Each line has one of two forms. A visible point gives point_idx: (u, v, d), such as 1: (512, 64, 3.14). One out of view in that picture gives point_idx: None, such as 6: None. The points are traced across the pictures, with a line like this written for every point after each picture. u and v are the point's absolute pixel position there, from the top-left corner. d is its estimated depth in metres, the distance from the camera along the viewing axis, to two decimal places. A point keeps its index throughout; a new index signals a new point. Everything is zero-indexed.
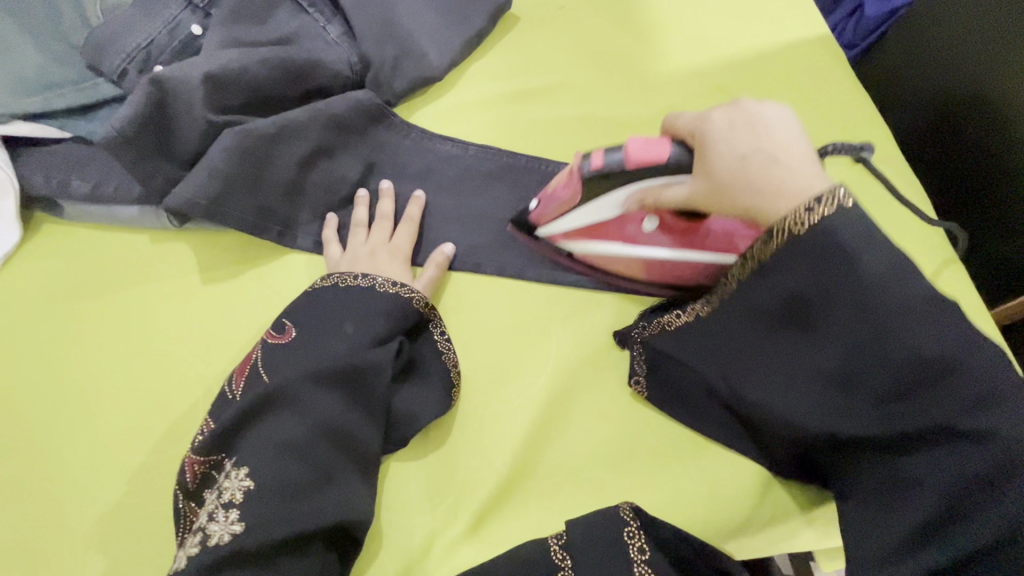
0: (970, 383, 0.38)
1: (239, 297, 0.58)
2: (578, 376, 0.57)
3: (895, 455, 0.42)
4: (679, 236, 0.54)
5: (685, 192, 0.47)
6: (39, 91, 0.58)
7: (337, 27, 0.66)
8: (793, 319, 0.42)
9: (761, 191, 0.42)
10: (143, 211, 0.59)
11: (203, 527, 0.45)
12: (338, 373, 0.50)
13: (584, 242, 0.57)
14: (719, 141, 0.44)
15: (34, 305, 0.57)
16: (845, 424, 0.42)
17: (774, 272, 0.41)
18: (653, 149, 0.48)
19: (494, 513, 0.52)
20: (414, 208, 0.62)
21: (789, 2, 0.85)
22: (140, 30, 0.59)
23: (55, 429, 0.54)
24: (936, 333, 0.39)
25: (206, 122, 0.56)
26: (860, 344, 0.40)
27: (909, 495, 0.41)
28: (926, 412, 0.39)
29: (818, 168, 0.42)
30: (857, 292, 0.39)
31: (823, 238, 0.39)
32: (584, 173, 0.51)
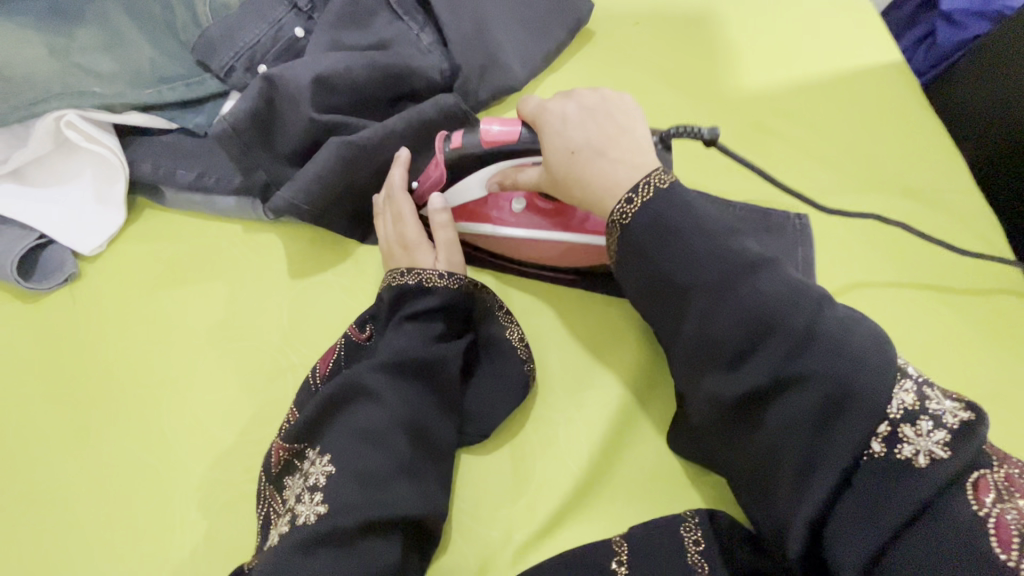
0: (792, 319, 0.42)
1: (325, 287, 0.61)
2: (649, 383, 0.58)
3: (760, 414, 0.44)
4: (552, 217, 0.59)
5: (536, 177, 0.54)
6: (154, 84, 0.61)
7: (431, 35, 0.68)
8: (662, 292, 0.47)
9: (589, 180, 0.50)
10: (239, 202, 0.61)
11: (292, 507, 0.48)
12: (414, 366, 0.52)
13: (461, 223, 0.62)
14: (551, 131, 0.52)
15: (133, 284, 0.60)
16: (716, 388, 0.45)
17: (638, 249, 0.47)
18: (504, 135, 0.54)
19: (569, 513, 0.53)
20: (396, 172, 0.59)
21: (863, 27, 0.86)
22: (248, 30, 0.62)
23: (147, 403, 0.56)
24: (757, 282, 0.44)
25: (308, 121, 0.58)
26: (709, 300, 0.44)
27: (786, 448, 0.43)
28: (764, 358, 0.43)
29: (638, 156, 0.50)
30: (688, 255, 0.45)
31: (654, 214, 0.46)
32: (447, 155, 0.57)
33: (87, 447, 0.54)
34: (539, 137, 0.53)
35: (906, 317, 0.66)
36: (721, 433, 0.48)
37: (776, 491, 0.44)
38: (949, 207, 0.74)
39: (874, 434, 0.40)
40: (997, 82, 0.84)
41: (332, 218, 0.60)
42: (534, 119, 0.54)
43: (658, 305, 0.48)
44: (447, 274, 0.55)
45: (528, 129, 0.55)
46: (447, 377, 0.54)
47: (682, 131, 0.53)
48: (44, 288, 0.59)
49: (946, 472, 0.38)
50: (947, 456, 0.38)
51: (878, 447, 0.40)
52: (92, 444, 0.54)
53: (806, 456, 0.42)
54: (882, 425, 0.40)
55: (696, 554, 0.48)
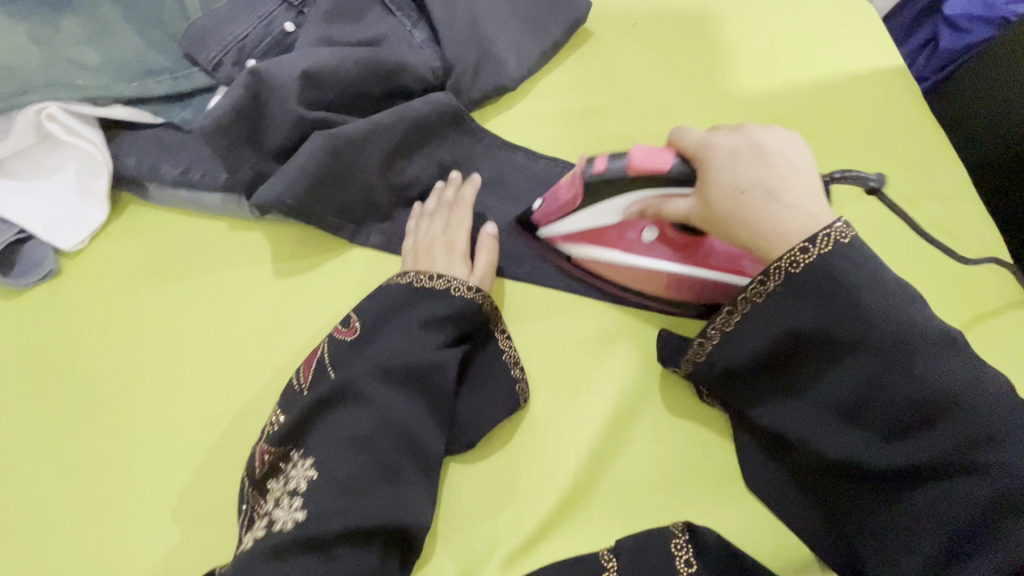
0: (943, 404, 0.43)
1: (311, 287, 0.59)
2: (640, 392, 0.56)
3: (905, 488, 0.45)
4: (681, 251, 0.57)
5: (686, 208, 0.50)
6: (138, 77, 0.60)
7: (423, 32, 0.67)
8: (792, 352, 0.47)
9: (760, 226, 0.47)
10: (225, 198, 0.60)
11: (269, 512, 0.47)
12: (408, 372, 0.52)
13: (586, 247, 0.59)
14: (721, 169, 0.48)
15: (115, 281, 0.58)
16: (862, 455, 0.46)
17: (793, 302, 0.45)
18: (654, 160, 0.50)
19: (555, 524, 0.51)
20: (467, 190, 0.61)
21: (866, 31, 0.84)
22: (237, 24, 0.61)
23: (126, 404, 0.54)
24: (960, 365, 0.43)
25: (297, 117, 0.57)
26: (862, 370, 0.45)
27: (942, 534, 0.43)
28: (948, 438, 0.43)
29: (807, 205, 0.47)
30: (839, 315, 0.44)
31: (832, 272, 0.44)
32: (586, 178, 0.52)
33: (64, 448, 0.53)
34: (700, 168, 0.49)
35: None
36: (852, 499, 0.48)
37: (887, 561, 0.46)
38: (950, 216, 0.73)
39: None
40: (1000, 89, 0.83)
41: (319, 219, 0.59)
42: (697, 151, 0.49)
43: (802, 362, 0.47)
44: (474, 288, 0.55)
45: (683, 159, 0.50)
46: (440, 385, 0.52)
47: (850, 176, 0.52)
48: (22, 284, 0.57)
49: None
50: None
51: None
52: (68, 445, 0.53)
53: (950, 540, 0.43)
54: None
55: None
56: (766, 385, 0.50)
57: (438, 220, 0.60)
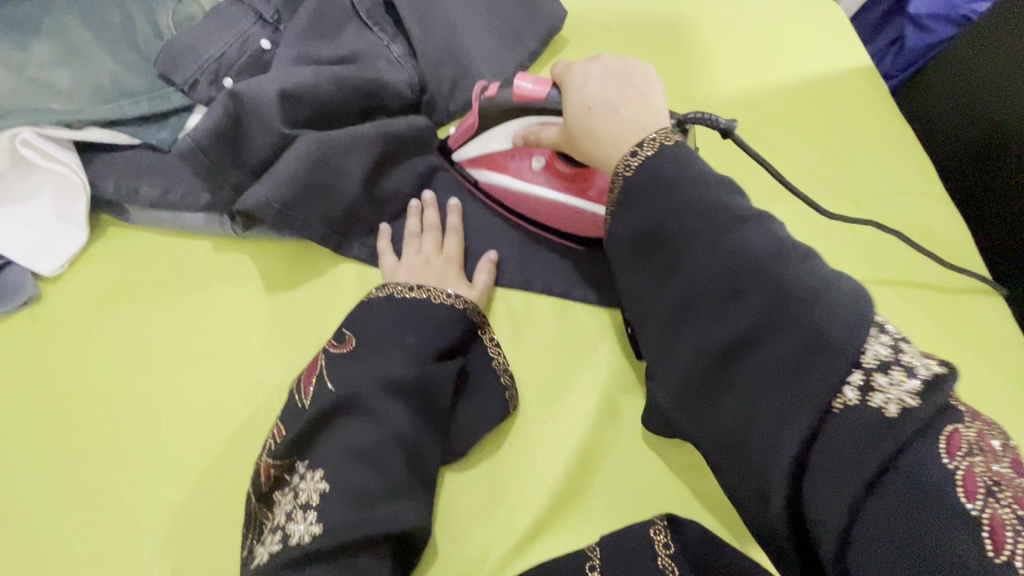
0: (765, 273, 0.38)
1: (299, 302, 0.60)
2: (626, 393, 0.57)
3: (729, 378, 0.39)
4: (568, 181, 0.59)
5: (555, 134, 0.54)
6: (115, 99, 0.60)
7: (401, 48, 0.67)
8: (649, 249, 0.44)
9: (601, 138, 0.49)
10: (207, 218, 0.60)
11: (282, 525, 0.47)
12: (409, 385, 0.51)
13: (486, 172, 0.63)
14: (572, 90, 0.51)
15: (99, 303, 0.58)
16: (693, 350, 0.40)
17: (631, 207, 0.45)
18: (535, 89, 0.55)
19: (547, 529, 0.52)
20: (453, 218, 0.63)
21: (833, 32, 0.86)
22: (212, 43, 0.61)
23: (112, 427, 0.54)
24: (750, 238, 0.40)
25: (281, 135, 0.57)
26: (696, 251, 0.41)
27: (794, 431, 0.35)
28: (754, 312, 0.38)
29: (650, 117, 0.48)
30: (663, 202, 0.43)
31: (659, 171, 0.44)
32: (482, 104, 0.59)
33: (51, 473, 0.53)
34: (563, 95, 0.53)
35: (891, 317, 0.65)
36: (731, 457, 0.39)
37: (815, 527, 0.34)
38: (918, 211, 0.75)
39: (880, 394, 0.33)
40: (960, 84, 0.86)
41: (302, 233, 0.59)
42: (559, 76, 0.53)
43: (671, 293, 0.43)
44: (457, 294, 0.57)
45: (558, 88, 0.54)
46: (438, 397, 0.53)
47: (699, 116, 0.52)
48: (3, 310, 0.57)
49: (945, 440, 0.32)
50: (917, 407, 0.32)
51: (883, 402, 0.33)
52: (57, 471, 0.53)
53: (820, 445, 0.34)
54: (892, 389, 0.33)
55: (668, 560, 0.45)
56: (632, 285, 0.46)
57: (430, 238, 0.62)
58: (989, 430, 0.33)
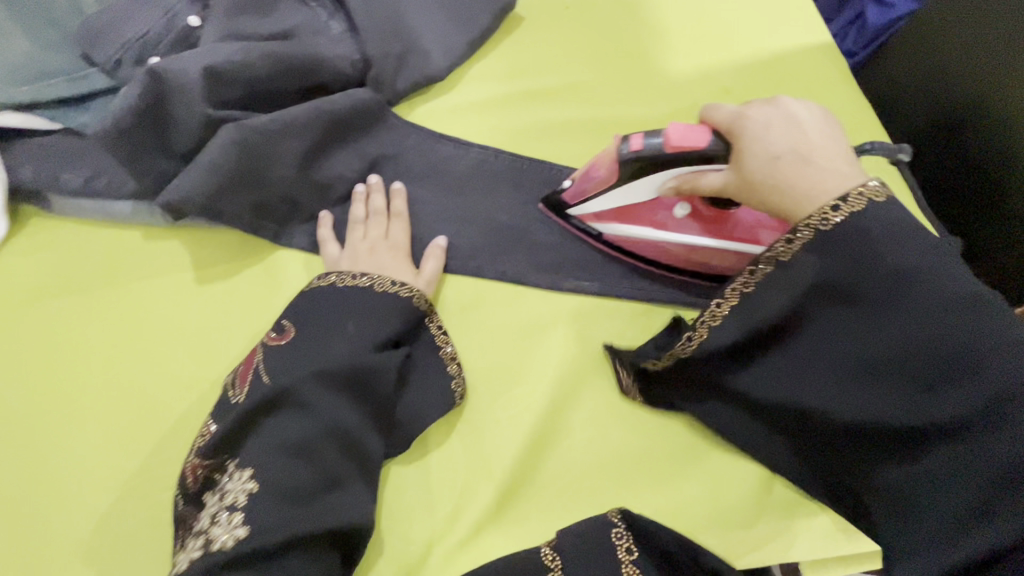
0: (988, 365, 0.40)
1: (236, 293, 0.57)
2: (578, 379, 0.56)
3: (928, 454, 0.43)
4: (711, 225, 0.58)
5: (724, 180, 0.51)
6: (31, 80, 0.56)
7: (341, 22, 0.65)
8: (821, 315, 0.46)
9: (789, 189, 0.48)
10: (136, 206, 0.57)
11: (206, 530, 0.45)
12: (346, 377, 0.49)
13: (614, 224, 0.60)
14: (754, 136, 0.49)
15: (21, 300, 0.55)
16: (875, 416, 0.44)
17: (812, 263, 0.44)
18: (693, 137, 0.51)
19: (495, 520, 0.51)
20: (397, 202, 0.61)
21: (793, 8, 0.85)
22: (135, 20, 0.58)
23: (35, 429, 0.51)
24: (971, 325, 0.41)
25: (204, 118, 0.54)
26: (886, 325, 0.43)
27: (957, 474, 0.42)
28: (967, 397, 0.41)
29: (836, 164, 0.48)
30: (868, 264, 0.43)
31: (868, 228, 0.43)
32: (624, 156, 0.54)
33: None
34: (738, 143, 0.50)
35: None
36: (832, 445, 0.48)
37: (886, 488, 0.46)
38: None
39: None
40: (921, 62, 0.86)
41: (236, 220, 0.56)
42: (730, 123, 0.51)
43: (828, 332, 0.46)
44: (402, 282, 0.55)
45: (719, 135, 0.52)
46: (380, 389, 0.51)
47: None
48: None
49: None
50: None
51: None
52: None
53: (929, 468, 0.43)
54: None
55: (629, 563, 0.47)
56: (761, 347, 0.49)
57: (377, 225, 0.59)
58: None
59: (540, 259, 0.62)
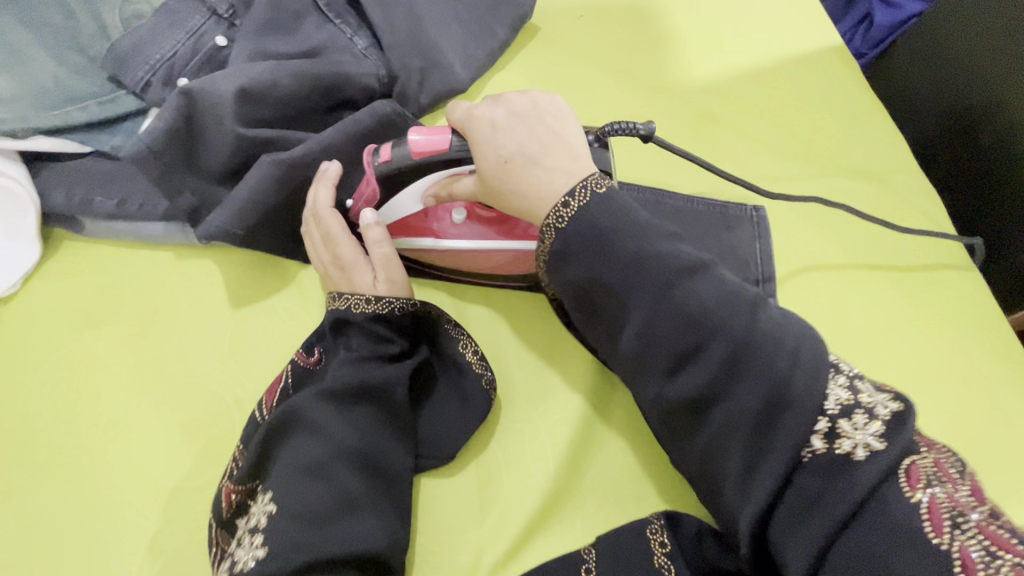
0: (732, 320, 0.40)
1: (270, 311, 0.57)
2: (613, 387, 0.56)
3: (707, 418, 0.41)
4: (493, 226, 0.56)
5: (471, 186, 0.49)
6: (60, 105, 0.56)
7: (365, 38, 0.65)
8: (590, 296, 0.45)
9: (526, 192, 0.46)
10: (168, 227, 0.57)
11: (233, 553, 0.45)
12: (359, 391, 0.49)
13: (402, 237, 0.58)
14: (479, 140, 0.47)
15: (56, 323, 0.55)
16: (659, 391, 0.43)
17: (568, 260, 0.44)
18: (436, 140, 0.49)
19: (539, 531, 0.51)
20: (321, 194, 0.54)
21: (803, 12, 0.86)
22: (163, 41, 0.58)
23: (74, 453, 0.51)
24: (693, 290, 0.42)
25: (235, 135, 0.55)
26: (647, 302, 0.42)
27: (743, 436, 0.40)
28: (704, 353, 0.41)
29: (572, 162, 0.46)
30: (613, 247, 0.43)
31: (592, 222, 0.43)
32: (378, 170, 0.52)
33: (9, 504, 0.49)
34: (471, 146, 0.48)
35: (866, 297, 0.65)
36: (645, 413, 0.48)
37: (703, 463, 0.43)
38: (898, 188, 0.75)
39: (815, 431, 0.37)
40: (933, 62, 0.86)
41: (270, 241, 0.56)
42: (461, 125, 0.49)
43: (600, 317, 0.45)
44: (378, 298, 0.52)
45: (459, 135, 0.50)
46: (397, 400, 0.51)
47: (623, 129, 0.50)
48: None
49: (885, 465, 0.35)
50: (882, 449, 0.36)
51: (825, 444, 0.37)
52: (15, 503, 0.49)
53: (717, 427, 0.41)
54: (820, 421, 0.37)
55: (663, 557, 0.47)
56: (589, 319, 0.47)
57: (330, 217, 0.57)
58: (946, 459, 0.37)
59: None
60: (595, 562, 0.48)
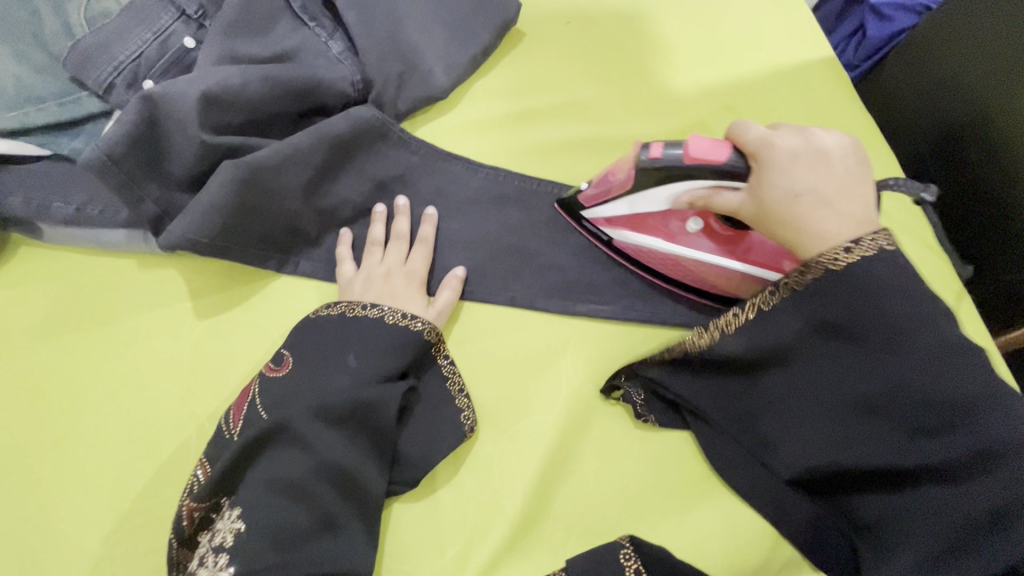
0: (952, 381, 0.39)
1: (236, 324, 0.55)
2: (589, 408, 0.55)
3: (915, 494, 0.41)
4: (723, 243, 0.55)
5: (740, 206, 0.49)
6: (20, 106, 0.54)
7: (340, 41, 0.63)
8: (811, 350, 0.43)
9: (807, 228, 0.45)
10: (130, 234, 0.55)
11: (195, 571, 0.44)
12: (344, 412, 0.48)
13: (627, 232, 0.59)
14: (778, 167, 0.46)
15: (11, 334, 0.53)
16: (863, 456, 0.42)
17: (808, 299, 0.42)
18: (715, 150, 0.48)
19: (507, 558, 0.49)
20: (425, 228, 0.60)
21: (795, 23, 0.85)
22: (127, 41, 0.56)
23: (24, 471, 0.49)
24: (955, 374, 0.39)
25: (200, 143, 0.52)
26: (891, 366, 0.40)
27: (947, 502, 0.40)
28: (968, 439, 0.38)
29: (860, 209, 0.45)
30: (860, 303, 0.40)
31: (868, 277, 0.40)
32: (640, 163, 0.51)
33: None
34: (761, 170, 0.47)
35: None
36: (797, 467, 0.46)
37: (866, 509, 0.44)
38: None
39: None
40: (923, 77, 0.85)
41: (239, 252, 0.54)
42: (756, 148, 0.48)
43: (810, 360, 0.43)
44: (413, 315, 0.53)
45: (743, 156, 0.49)
46: (383, 424, 0.49)
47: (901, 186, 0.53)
48: None
49: None
50: None
51: None
52: None
53: (922, 507, 0.41)
54: None
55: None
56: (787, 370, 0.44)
57: (399, 250, 0.58)
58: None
59: (549, 282, 0.60)
60: None
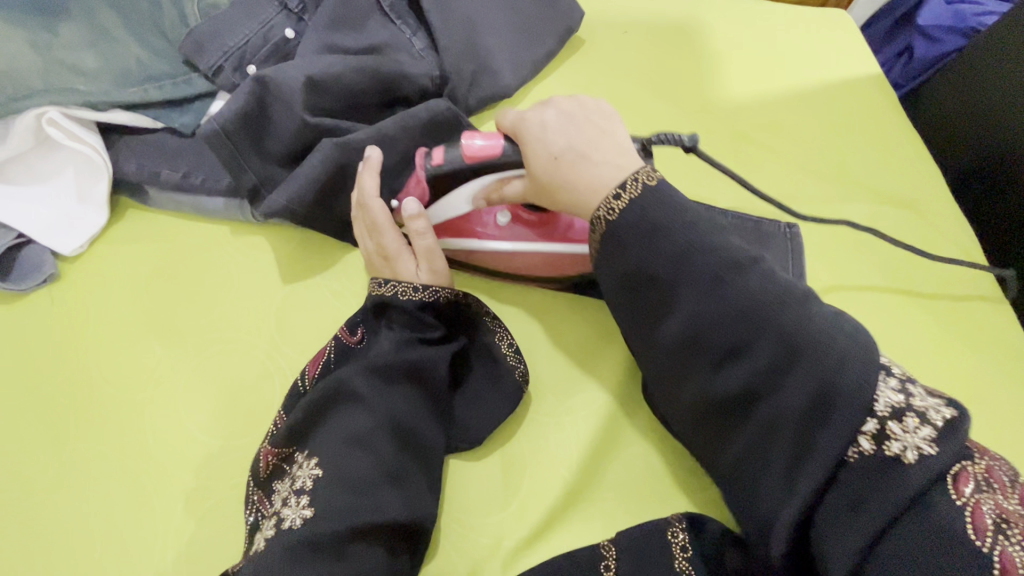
0: (781, 318, 0.43)
1: (316, 290, 0.60)
2: (637, 385, 0.58)
3: (754, 412, 0.43)
4: (536, 228, 0.59)
5: (522, 188, 0.54)
6: (140, 83, 0.60)
7: (422, 40, 0.69)
8: (644, 295, 0.47)
9: (577, 183, 0.50)
10: (228, 203, 0.61)
11: (277, 512, 0.47)
12: (402, 369, 0.52)
13: (448, 239, 0.61)
14: (534, 140, 0.51)
15: (118, 285, 0.59)
16: (704, 386, 0.45)
17: (627, 247, 0.47)
18: (489, 148, 0.53)
19: (560, 521, 0.53)
20: (367, 181, 0.57)
21: (845, 40, 0.88)
22: (237, 31, 0.62)
23: (125, 407, 0.54)
24: (748, 287, 0.44)
25: (302, 123, 0.58)
26: (696, 294, 0.45)
27: (782, 406, 0.42)
28: (759, 349, 0.43)
29: (620, 156, 0.50)
30: (656, 239, 0.46)
31: (642, 213, 0.46)
32: (428, 171, 0.55)
33: (65, 450, 0.53)
34: (521, 147, 0.52)
35: (893, 322, 0.66)
36: (694, 429, 0.49)
37: (755, 475, 0.44)
38: (932, 217, 0.75)
39: (862, 434, 0.39)
40: (968, 97, 0.87)
41: (325, 223, 0.60)
42: (513, 128, 0.53)
43: (648, 304, 0.47)
44: (424, 289, 0.55)
45: (510, 142, 0.53)
46: (436, 381, 0.53)
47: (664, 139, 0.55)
48: (23, 288, 0.58)
49: (927, 472, 0.37)
50: (931, 453, 0.37)
51: (866, 445, 0.39)
52: (69, 450, 0.53)
53: (762, 422, 0.43)
54: (867, 423, 0.39)
55: (684, 562, 0.47)
56: (641, 308, 0.48)
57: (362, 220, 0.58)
58: (999, 467, 0.39)
59: None
60: (615, 556, 0.49)
